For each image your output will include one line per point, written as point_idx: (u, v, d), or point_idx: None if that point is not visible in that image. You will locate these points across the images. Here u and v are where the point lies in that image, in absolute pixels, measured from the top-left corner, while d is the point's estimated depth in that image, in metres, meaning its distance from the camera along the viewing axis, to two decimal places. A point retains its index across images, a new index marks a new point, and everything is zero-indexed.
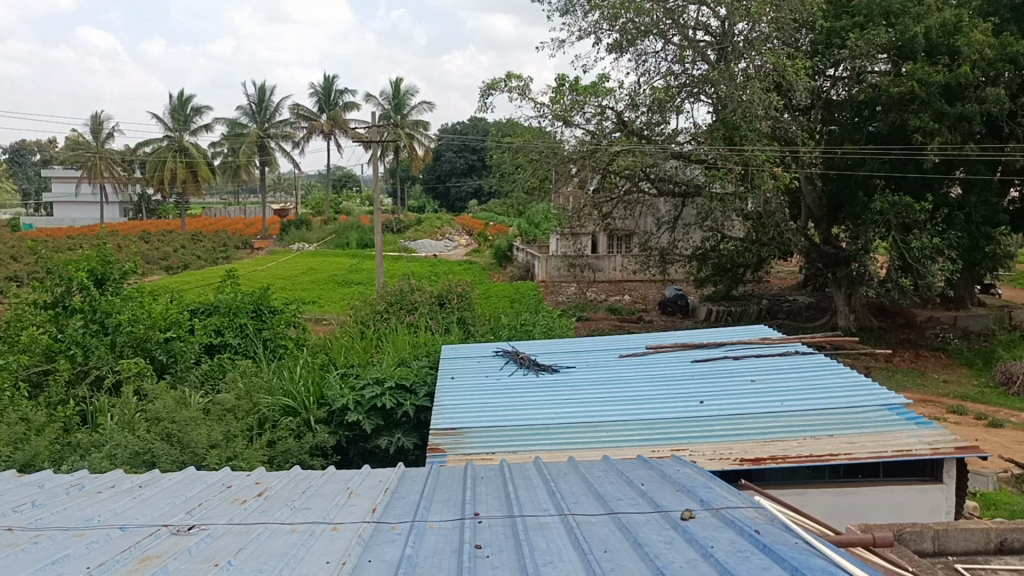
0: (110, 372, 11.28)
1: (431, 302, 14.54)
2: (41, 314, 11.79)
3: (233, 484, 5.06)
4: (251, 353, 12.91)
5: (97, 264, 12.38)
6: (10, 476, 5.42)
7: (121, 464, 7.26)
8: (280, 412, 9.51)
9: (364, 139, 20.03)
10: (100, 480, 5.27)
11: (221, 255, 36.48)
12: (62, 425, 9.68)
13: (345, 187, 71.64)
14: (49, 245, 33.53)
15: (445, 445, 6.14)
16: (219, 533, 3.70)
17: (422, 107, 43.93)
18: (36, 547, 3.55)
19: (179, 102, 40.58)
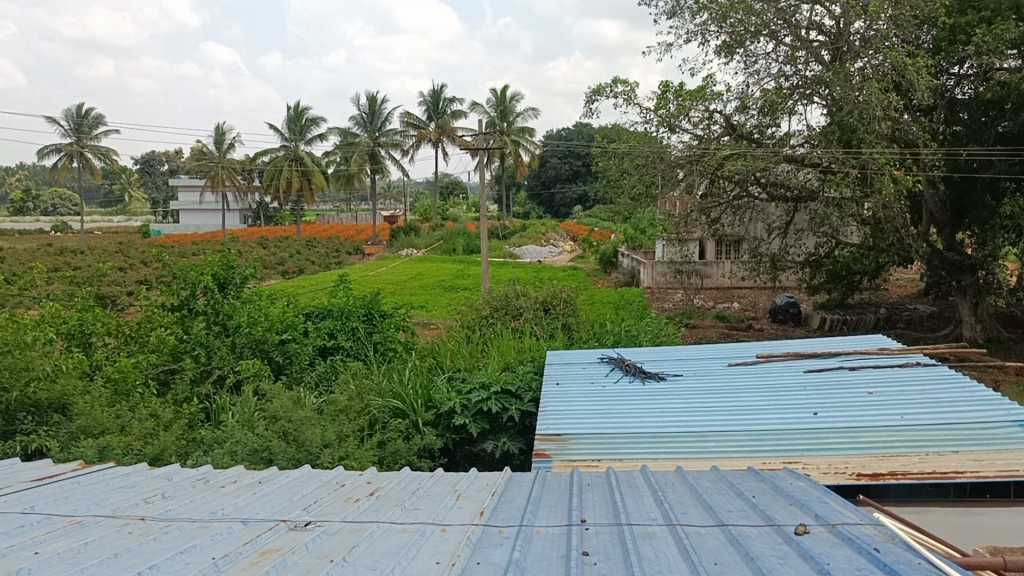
0: (231, 372, 11.80)
1: (536, 308, 14.58)
2: (169, 316, 12.48)
3: (346, 483, 5.22)
4: (362, 355, 13.28)
5: (220, 269, 13.00)
6: (140, 469, 5.73)
7: (241, 460, 7.58)
8: (390, 413, 9.77)
9: (471, 146, 20.33)
10: (223, 475, 5.53)
11: (334, 261, 37.64)
12: (187, 422, 10.19)
13: (451, 194, 72.75)
14: (176, 251, 35.40)
15: (550, 451, 6.18)
16: (334, 530, 3.83)
17: (528, 113, 44.17)
18: (166, 537, 3.75)
19: (295, 113, 42.17)
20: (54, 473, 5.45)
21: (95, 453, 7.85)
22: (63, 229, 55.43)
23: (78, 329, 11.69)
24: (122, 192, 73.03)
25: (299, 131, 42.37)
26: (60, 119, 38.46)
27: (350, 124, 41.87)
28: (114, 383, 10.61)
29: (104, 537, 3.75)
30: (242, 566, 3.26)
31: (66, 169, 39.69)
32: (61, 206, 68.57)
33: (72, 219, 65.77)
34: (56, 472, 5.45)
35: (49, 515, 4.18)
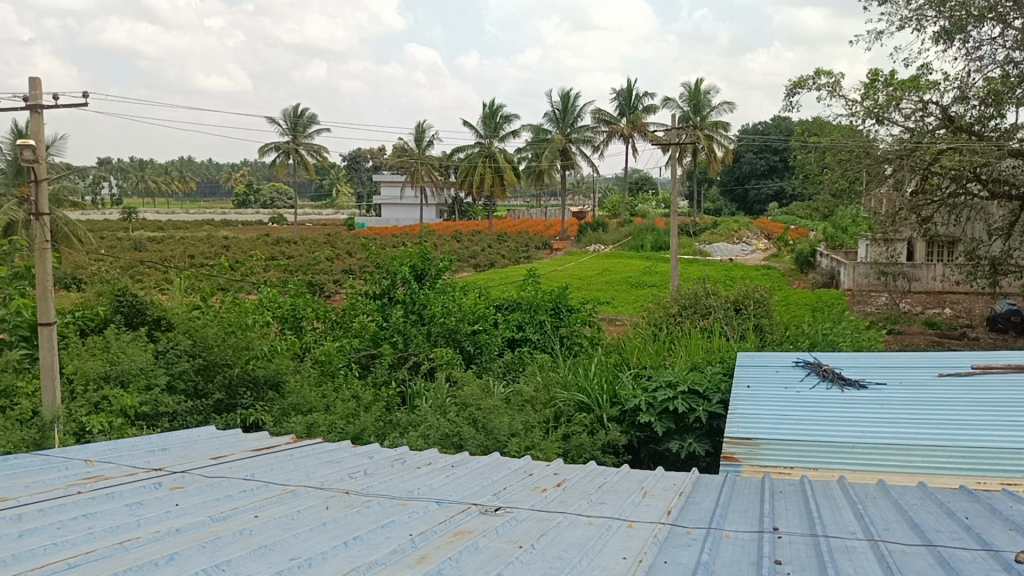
0: (426, 359, 12.33)
1: (727, 308, 14.16)
2: (371, 303, 13.26)
3: (533, 472, 5.34)
4: (549, 349, 13.45)
5: (418, 261, 13.59)
6: (344, 447, 6.12)
7: (434, 444, 7.91)
8: (576, 407, 9.83)
9: (663, 141, 20.09)
10: (419, 457, 5.81)
11: (524, 255, 38.39)
12: (385, 404, 10.79)
13: (641, 190, 72.08)
14: (377, 244, 37.45)
15: (740, 455, 6.03)
16: (523, 517, 3.93)
17: (723, 107, 42.91)
18: (368, 511, 3.99)
19: (490, 111, 43.07)
20: (270, 444, 5.93)
21: (304, 429, 8.51)
22: (278, 220, 60.04)
23: (290, 313, 12.76)
24: (331, 187, 78.12)
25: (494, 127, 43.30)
26: (279, 119, 41.60)
27: (543, 120, 42.34)
28: (322, 364, 11.44)
29: (314, 507, 4.05)
30: (438, 544, 3.42)
31: (283, 165, 42.93)
32: (277, 200, 74.09)
33: (287, 211, 71.01)
34: (272, 444, 5.93)
35: (266, 483, 4.57)
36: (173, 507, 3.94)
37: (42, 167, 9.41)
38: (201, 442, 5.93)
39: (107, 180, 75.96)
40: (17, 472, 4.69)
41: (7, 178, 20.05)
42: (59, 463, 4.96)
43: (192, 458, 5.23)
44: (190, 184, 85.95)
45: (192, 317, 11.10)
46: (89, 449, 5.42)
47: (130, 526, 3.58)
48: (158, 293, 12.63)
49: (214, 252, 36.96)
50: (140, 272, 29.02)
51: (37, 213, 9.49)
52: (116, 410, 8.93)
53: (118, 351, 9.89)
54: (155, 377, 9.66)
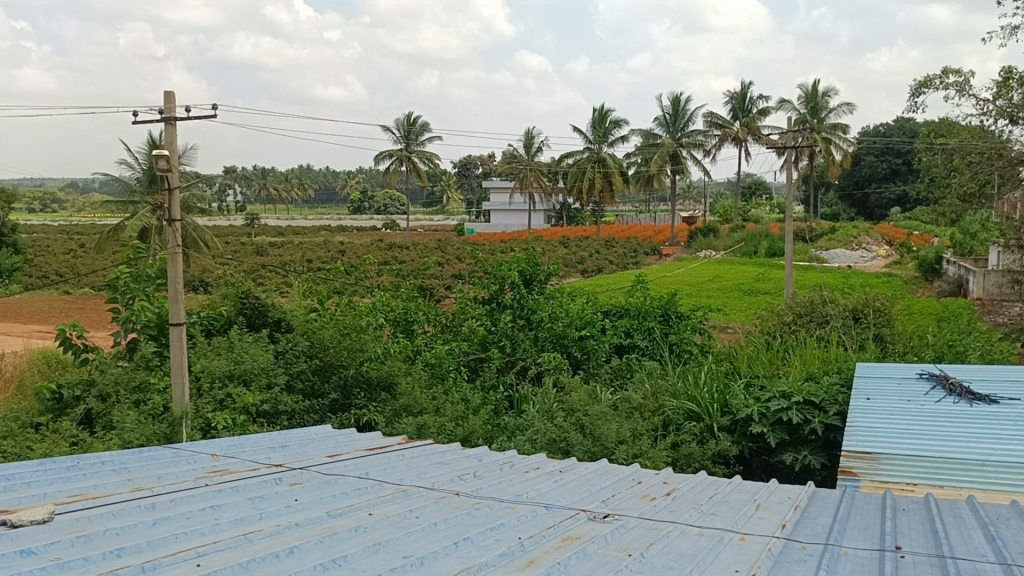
0: (533, 364, 12.37)
1: (845, 316, 13.65)
2: (480, 309, 13.42)
3: (642, 480, 5.30)
4: (657, 356, 13.28)
5: (526, 265, 13.64)
6: (454, 448, 6.21)
7: (542, 449, 7.94)
8: (685, 416, 9.66)
9: (777, 145, 19.57)
10: (528, 461, 5.84)
11: (632, 260, 38.08)
12: (493, 408, 10.92)
13: (754, 194, 70.34)
14: (486, 249, 37.90)
15: (858, 469, 5.81)
16: (632, 525, 3.89)
17: (842, 108, 41.38)
18: (478, 513, 4.05)
19: (600, 116, 42.92)
20: (383, 444, 6.08)
21: (415, 431, 8.73)
22: (391, 226, 61.57)
23: (402, 317, 13.12)
24: (441, 193, 79.54)
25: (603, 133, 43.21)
26: (392, 127, 42.69)
27: (653, 125, 41.85)
28: (432, 367, 11.67)
29: (425, 507, 4.13)
30: (546, 549, 3.43)
31: (396, 173, 43.94)
32: (391, 206, 75.98)
33: (399, 217, 72.67)
34: (385, 444, 6.09)
35: (380, 481, 4.69)
36: (292, 502, 4.10)
37: (175, 176, 9.94)
38: (319, 440, 6.13)
39: (232, 188, 79.77)
40: (150, 464, 4.97)
41: (143, 187, 21.31)
42: (188, 456, 5.24)
43: (309, 455, 5.42)
44: (310, 192, 89.20)
45: (309, 320, 11.50)
46: (215, 444, 5.69)
47: (252, 519, 3.74)
48: (278, 295, 13.12)
49: (330, 257, 38.18)
50: (262, 276, 30.31)
51: (169, 220, 10.04)
52: (239, 408, 9.42)
53: (242, 352, 10.37)
54: (275, 376, 10.10)
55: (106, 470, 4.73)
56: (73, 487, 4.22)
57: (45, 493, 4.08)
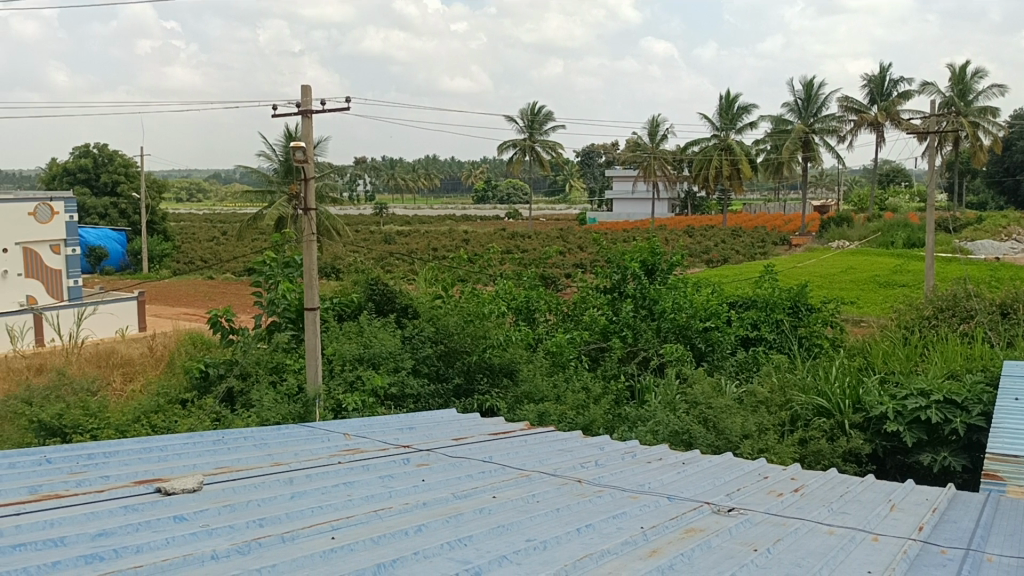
0: (655, 355, 12.23)
1: (991, 312, 12.83)
2: (602, 298, 13.36)
3: (769, 475, 5.17)
4: (786, 350, 12.88)
5: (648, 255, 13.43)
6: (575, 436, 6.23)
7: (664, 440, 7.89)
8: (814, 412, 9.35)
9: (919, 129, 18.52)
10: (651, 452, 5.81)
11: (759, 250, 37.01)
12: (615, 397, 10.90)
13: (893, 182, 66.95)
14: (609, 239, 37.69)
15: (1004, 473, 5.48)
16: (757, 520, 3.81)
17: (992, 91, 38.74)
18: (600, 501, 4.06)
19: (727, 102, 41.86)
20: (506, 429, 6.18)
21: (536, 417, 8.83)
22: (514, 215, 62.15)
23: (524, 305, 13.23)
24: (564, 182, 79.53)
25: (731, 118, 42.11)
26: (516, 116, 42.95)
27: (784, 110, 40.46)
28: (553, 355, 11.75)
29: (548, 492, 4.18)
30: (669, 540, 3.41)
31: (520, 162, 44.16)
32: (514, 195, 76.68)
33: (523, 206, 73.17)
34: (508, 429, 6.18)
35: (503, 465, 4.77)
36: (419, 481, 4.23)
37: (310, 167, 10.35)
38: (444, 423, 6.29)
39: (363, 178, 82.51)
40: (289, 440, 5.24)
41: (280, 177, 22.31)
42: (323, 434, 5.49)
43: (435, 437, 5.57)
44: (437, 181, 91.04)
45: (434, 307, 11.75)
46: (347, 423, 5.94)
47: (382, 496, 3.89)
48: (406, 283, 13.47)
49: (455, 245, 38.84)
50: (391, 264, 31.19)
51: (306, 209, 10.48)
52: (368, 390, 9.83)
53: (371, 336, 10.78)
54: (402, 360, 10.44)
55: (248, 445, 5.02)
56: (219, 460, 4.50)
57: (195, 464, 4.37)
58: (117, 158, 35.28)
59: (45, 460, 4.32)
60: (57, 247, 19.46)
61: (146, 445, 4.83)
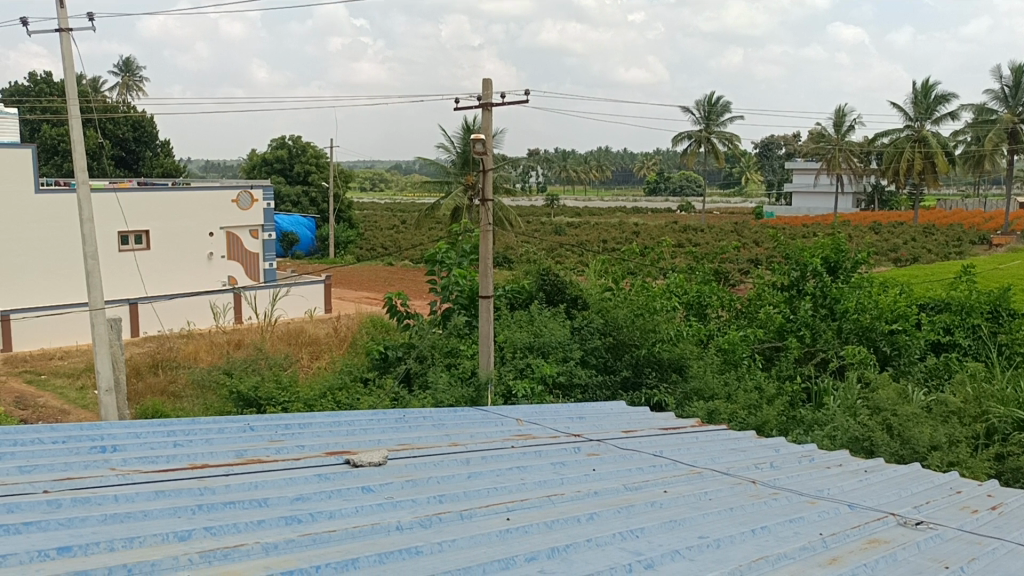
0: (835, 357, 11.67)
1: None
2: (779, 295, 12.87)
3: (961, 490, 4.83)
4: (983, 357, 11.95)
5: (831, 252, 12.76)
6: (749, 436, 6.06)
7: (843, 446, 7.55)
8: (1013, 426, 8.64)
9: None
10: (829, 457, 5.57)
11: (954, 249, 34.38)
12: (789, 399, 10.51)
13: None
14: (787, 235, 36.22)
15: None
16: (948, 536, 3.59)
17: None
18: (775, 503, 3.95)
19: (924, 91, 39.14)
20: (677, 426, 6.10)
21: (706, 414, 8.68)
22: (687, 208, 60.91)
23: (696, 301, 13.00)
24: (741, 175, 77.06)
25: (927, 108, 39.31)
26: (693, 107, 42.03)
27: (988, 99, 37.30)
28: (725, 352, 11.49)
29: (722, 490, 4.11)
30: (850, 549, 3.27)
31: (695, 154, 43.20)
32: (687, 187, 75.22)
33: (696, 199, 71.63)
34: (679, 425, 6.11)
35: (674, 461, 4.73)
36: (591, 471, 4.27)
37: (489, 159, 10.56)
38: (614, 415, 6.30)
39: (536, 170, 83.47)
40: (464, 423, 5.41)
41: (457, 168, 22.96)
42: (496, 419, 5.64)
43: (606, 429, 5.60)
44: (610, 173, 90.64)
45: (605, 299, 11.75)
46: (520, 409, 6.08)
47: (555, 482, 3.96)
48: (576, 274, 13.52)
49: (624, 237, 38.62)
50: (561, 255, 31.40)
51: (485, 199, 10.72)
52: (538, 378, 10.03)
53: (541, 326, 11.00)
54: (571, 350, 10.58)
55: (426, 424, 5.25)
56: (401, 437, 4.73)
57: (379, 440, 4.61)
58: (309, 150, 37.46)
59: (248, 427, 4.70)
60: (255, 232, 20.99)
61: (335, 419, 5.14)
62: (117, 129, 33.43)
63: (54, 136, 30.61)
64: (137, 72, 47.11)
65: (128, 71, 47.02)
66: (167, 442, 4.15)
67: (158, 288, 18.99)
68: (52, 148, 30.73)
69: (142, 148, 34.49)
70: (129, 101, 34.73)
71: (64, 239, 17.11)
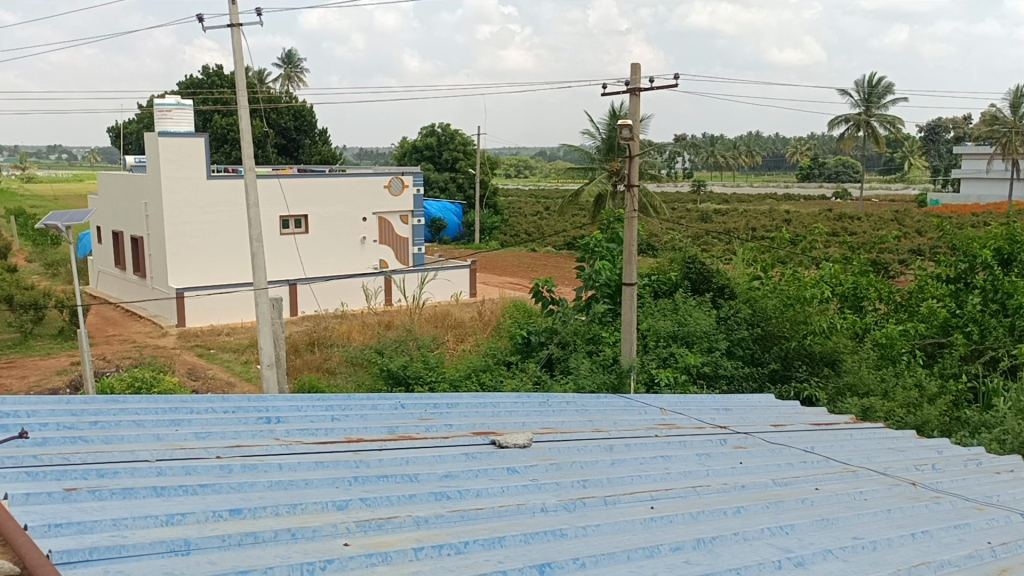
0: (1006, 355, 10.76)
1: None
2: (943, 288, 12.08)
3: None
4: None
5: (1004, 242, 11.84)
6: (909, 436, 5.74)
7: (1012, 451, 7.04)
8: None
9: None
10: (997, 461, 5.20)
11: None
12: (952, 398, 9.89)
13: None
14: (954, 223, 33.91)
15: None
16: None
17: None
18: (938, 507, 3.74)
19: None
20: (830, 422, 5.86)
21: (860, 411, 8.33)
22: (843, 195, 58.11)
23: (851, 292, 12.40)
24: (903, 160, 72.69)
25: None
26: (852, 89, 39.97)
27: None
28: (882, 347, 10.99)
29: (878, 491, 3.92)
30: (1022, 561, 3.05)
31: (853, 139, 41.11)
32: (843, 173, 71.67)
33: (852, 185, 68.16)
34: (831, 421, 5.87)
35: (826, 458, 4.55)
36: (738, 464, 4.17)
37: (636, 145, 10.43)
38: (762, 408, 6.13)
39: (683, 155, 81.74)
40: (608, 410, 5.41)
41: (602, 154, 22.84)
42: (639, 407, 5.60)
43: (754, 422, 5.44)
44: (760, 158, 87.59)
45: (752, 288, 11.43)
46: (664, 398, 6.01)
47: (700, 473, 3.89)
48: (723, 262, 13.15)
49: (775, 225, 37.31)
50: (707, 243, 30.73)
51: (630, 185, 10.60)
52: (681, 367, 9.93)
53: (686, 314, 10.81)
54: (716, 341, 10.37)
55: (569, 409, 5.28)
56: (545, 420, 4.77)
57: (524, 422, 4.68)
58: (457, 137, 38.20)
59: (400, 404, 4.88)
60: (405, 218, 21.60)
61: (481, 400, 5.26)
62: (280, 118, 35.21)
63: (224, 125, 32.61)
64: (298, 64, 49.43)
65: (290, 63, 49.39)
66: (325, 416, 4.37)
67: (315, 270, 19.98)
68: (222, 137, 32.78)
69: (303, 136, 36.21)
70: (290, 92, 36.50)
71: (232, 223, 18.24)
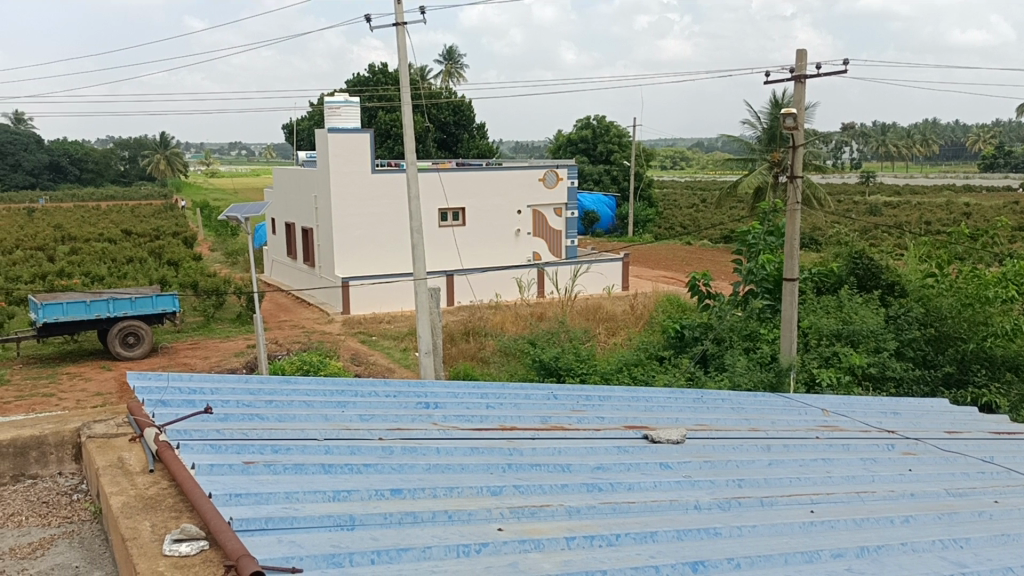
0: None
1: None
2: None
3: None
4: None
5: None
6: None
7: None
8: None
9: None
10: None
11: None
12: None
13: None
14: None
15: None
16: None
17: None
18: None
19: None
20: (1013, 431, 5.44)
21: None
22: None
23: None
24: None
25: None
26: None
27: None
28: None
29: None
30: None
31: None
32: None
33: None
34: (1013, 430, 5.45)
35: (1008, 470, 4.23)
36: (906, 471, 3.95)
37: (800, 134, 9.99)
38: (935, 413, 5.77)
39: (851, 143, 77.58)
40: (766, 409, 5.24)
41: (763, 144, 22.11)
42: (799, 408, 5.39)
43: (926, 428, 5.13)
44: (938, 146, 81.88)
45: (926, 286, 10.73)
46: (826, 399, 5.76)
47: (865, 479, 3.71)
48: (892, 258, 12.35)
49: (953, 219, 34.85)
50: (876, 238, 29.15)
51: (792, 175, 10.17)
52: (845, 367, 9.49)
53: (851, 311, 10.27)
54: (884, 340, 9.84)
55: (725, 407, 5.16)
56: (699, 417, 4.69)
57: (677, 418, 4.61)
58: (612, 129, 37.93)
59: (552, 395, 4.92)
60: (560, 210, 21.71)
61: (633, 394, 5.22)
62: (440, 113, 36.18)
63: (388, 121, 33.87)
64: (458, 61, 50.61)
65: (450, 60, 50.66)
66: (480, 403, 4.48)
67: (471, 262, 20.46)
68: (386, 132, 34.09)
69: (461, 131, 37.06)
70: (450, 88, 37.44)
71: (394, 215, 18.95)
